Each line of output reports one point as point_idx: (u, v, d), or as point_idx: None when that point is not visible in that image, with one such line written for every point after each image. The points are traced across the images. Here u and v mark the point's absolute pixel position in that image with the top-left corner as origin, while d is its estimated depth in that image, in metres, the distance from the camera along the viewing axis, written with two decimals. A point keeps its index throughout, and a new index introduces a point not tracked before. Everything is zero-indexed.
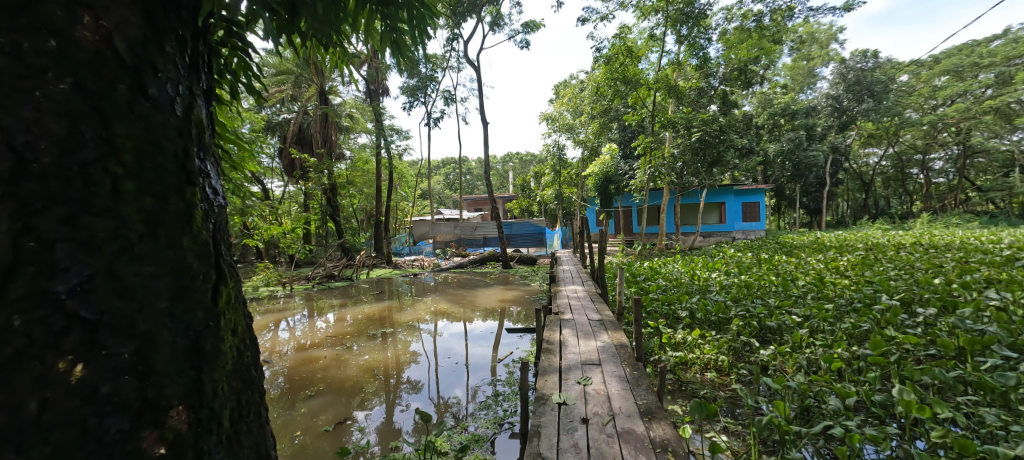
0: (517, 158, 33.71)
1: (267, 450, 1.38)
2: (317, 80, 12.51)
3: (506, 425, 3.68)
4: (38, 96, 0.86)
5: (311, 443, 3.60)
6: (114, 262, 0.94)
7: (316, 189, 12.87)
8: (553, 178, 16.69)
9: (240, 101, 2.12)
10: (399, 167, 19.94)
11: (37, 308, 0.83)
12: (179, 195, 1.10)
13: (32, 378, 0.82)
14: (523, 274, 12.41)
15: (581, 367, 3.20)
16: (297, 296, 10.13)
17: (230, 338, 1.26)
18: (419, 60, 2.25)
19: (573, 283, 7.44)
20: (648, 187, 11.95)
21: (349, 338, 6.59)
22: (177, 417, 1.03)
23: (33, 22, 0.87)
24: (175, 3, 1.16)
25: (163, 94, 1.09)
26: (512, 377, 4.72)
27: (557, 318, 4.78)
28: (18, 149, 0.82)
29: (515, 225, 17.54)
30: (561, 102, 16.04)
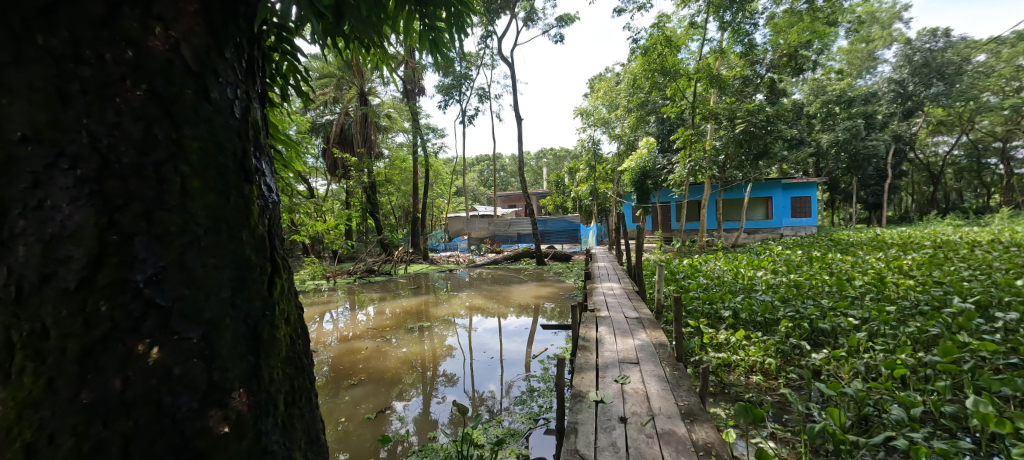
0: (550, 154, 33.45)
1: (318, 436, 1.38)
2: (357, 82, 12.89)
3: (542, 420, 3.63)
4: (119, 103, 0.92)
5: (354, 430, 3.69)
6: (184, 254, 0.97)
7: (356, 187, 13.40)
8: (588, 173, 16.43)
9: (291, 103, 2.16)
10: (435, 164, 20.24)
11: (120, 295, 0.90)
12: (239, 193, 1.12)
13: (116, 359, 0.89)
14: (557, 271, 12.32)
15: (624, 365, 3.11)
16: (340, 290, 10.51)
17: (285, 325, 1.26)
18: (454, 58, 2.23)
19: (610, 280, 7.27)
20: (689, 181, 11.54)
21: (388, 331, 6.74)
22: (239, 400, 1.04)
23: (113, 33, 0.92)
24: (234, 10, 1.19)
25: (224, 98, 1.12)
26: (547, 373, 4.66)
27: (593, 315, 4.67)
28: (102, 151, 0.90)
29: (549, 222, 17.88)
30: (596, 96, 15.72)
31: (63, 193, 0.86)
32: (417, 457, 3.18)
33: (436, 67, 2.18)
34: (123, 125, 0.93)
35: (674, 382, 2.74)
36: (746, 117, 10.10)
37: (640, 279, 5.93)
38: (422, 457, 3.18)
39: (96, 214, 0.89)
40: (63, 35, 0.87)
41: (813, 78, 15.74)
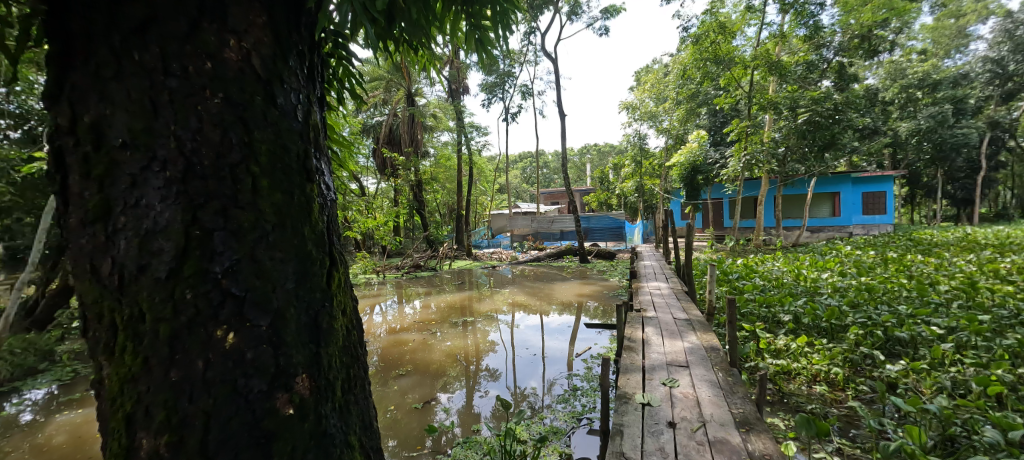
0: (594, 149, 32.87)
1: (371, 422, 1.45)
2: (405, 83, 13.31)
3: (586, 420, 3.60)
4: (201, 111, 1.02)
5: (402, 418, 3.84)
6: (255, 248, 1.06)
7: (403, 185, 13.90)
8: (635, 169, 15.96)
9: (346, 107, 2.28)
10: (479, 162, 20.50)
11: (201, 284, 0.99)
12: (301, 191, 1.20)
13: (199, 342, 0.99)
14: (601, 269, 12.10)
15: (673, 368, 3.02)
16: (388, 284, 10.95)
17: (342, 316, 1.34)
18: (498, 57, 2.24)
19: (657, 279, 7.04)
20: (744, 177, 10.91)
21: (433, 324, 6.94)
22: (301, 384, 1.11)
23: (194, 47, 1.02)
24: (297, 20, 1.27)
25: (288, 103, 1.20)
26: (590, 373, 4.61)
27: (640, 315, 4.55)
28: (187, 155, 1.00)
29: (593, 219, 17.65)
30: (643, 89, 14.82)
31: (155, 193, 0.97)
32: (462, 449, 3.25)
33: (479, 68, 2.21)
34: (204, 131, 1.02)
35: (728, 389, 2.62)
36: (810, 106, 9.37)
37: (690, 279, 5.71)
38: (466, 449, 3.24)
39: (183, 211, 0.98)
40: (155, 51, 0.98)
41: (890, 61, 14.30)
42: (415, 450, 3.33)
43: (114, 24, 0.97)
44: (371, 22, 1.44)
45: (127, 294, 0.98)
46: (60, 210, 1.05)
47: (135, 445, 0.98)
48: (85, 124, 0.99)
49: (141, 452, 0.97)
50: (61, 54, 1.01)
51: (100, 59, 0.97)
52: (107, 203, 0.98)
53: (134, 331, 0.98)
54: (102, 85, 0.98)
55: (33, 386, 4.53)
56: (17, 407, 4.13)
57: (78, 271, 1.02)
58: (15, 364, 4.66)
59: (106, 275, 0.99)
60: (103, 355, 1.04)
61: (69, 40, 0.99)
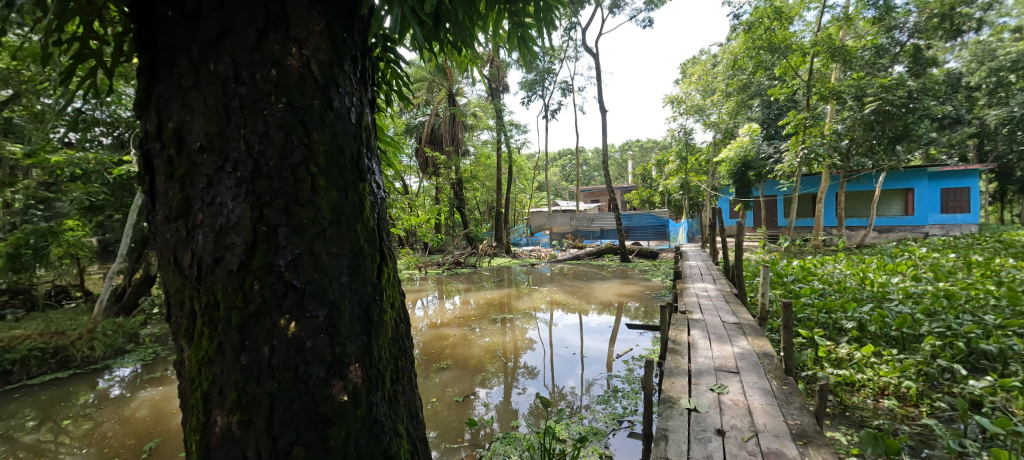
0: (637, 146, 32.02)
1: (418, 412, 1.50)
2: (446, 84, 13.58)
3: (627, 422, 3.53)
4: (266, 116, 1.09)
5: (442, 411, 3.94)
6: (314, 244, 1.13)
7: (445, 183, 14.21)
8: (679, 165, 15.40)
9: (392, 108, 2.36)
10: (518, 160, 20.55)
11: (267, 277, 1.07)
12: (355, 190, 1.26)
13: (265, 330, 1.06)
14: (643, 269, 11.79)
15: (722, 374, 2.89)
16: (429, 280, 11.25)
17: (391, 309, 1.40)
18: (539, 54, 2.24)
19: (704, 280, 6.76)
20: (800, 173, 10.18)
21: (473, 320, 7.06)
22: (354, 373, 1.17)
23: (262, 56, 1.10)
24: (351, 28, 1.33)
25: (343, 106, 1.26)
26: (631, 375, 4.51)
27: (685, 317, 4.40)
28: (256, 157, 1.08)
29: (634, 217, 17.26)
30: (690, 81, 14.24)
31: (229, 191, 1.06)
32: (501, 444, 3.29)
33: (520, 65, 2.22)
34: (269, 134, 1.09)
35: (783, 398, 2.48)
36: (879, 94, 8.66)
37: (740, 281, 5.43)
38: (505, 444, 3.28)
39: (251, 209, 1.07)
40: (227, 61, 1.07)
41: (976, 41, 12.89)
42: (455, 442, 3.41)
43: (194, 38, 1.07)
44: (419, 25, 1.49)
45: (204, 283, 1.08)
46: (149, 208, 1.18)
47: (210, 421, 1.08)
48: (169, 131, 1.09)
49: (216, 427, 1.07)
50: (149, 66, 1.12)
51: (182, 70, 1.07)
52: (187, 201, 1.08)
53: (210, 317, 1.08)
54: (183, 94, 1.08)
55: (122, 364, 5.07)
56: (108, 382, 4.64)
57: (163, 262, 1.14)
58: (108, 344, 5.24)
59: (186, 267, 1.10)
60: (183, 338, 1.15)
61: (156, 53, 1.10)
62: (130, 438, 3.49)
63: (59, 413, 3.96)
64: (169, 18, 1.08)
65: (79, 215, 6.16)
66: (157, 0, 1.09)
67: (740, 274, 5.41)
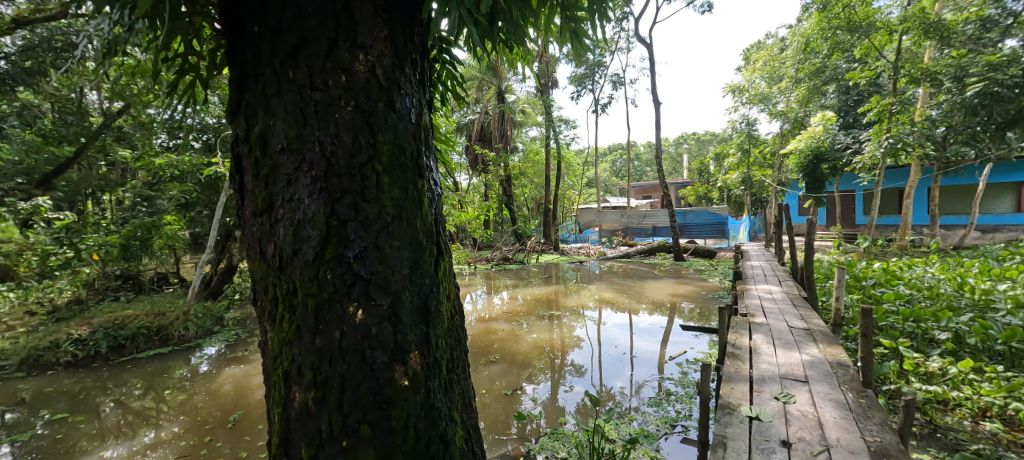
0: (693, 139, 30.56)
1: (471, 401, 1.56)
2: (497, 81, 13.74)
3: (680, 427, 3.42)
4: (337, 119, 1.18)
5: (491, 403, 4.03)
6: (378, 237, 1.21)
7: (494, 180, 14.41)
8: (740, 159, 14.52)
9: (446, 108, 2.44)
10: (567, 156, 20.34)
11: (338, 266, 1.16)
12: (415, 187, 1.33)
13: (336, 316, 1.16)
14: (698, 268, 11.28)
15: (787, 382, 2.72)
16: (479, 275, 11.48)
17: (447, 301, 1.46)
18: (590, 47, 2.20)
19: (768, 282, 6.35)
20: (884, 164, 9.30)
21: (521, 316, 7.13)
22: (414, 360, 1.24)
23: (333, 64, 1.19)
24: (411, 31, 1.40)
25: (404, 108, 1.33)
26: (685, 378, 4.35)
27: (746, 321, 4.17)
28: (328, 156, 1.17)
29: (689, 214, 16.56)
30: (753, 68, 13.44)
31: (305, 189, 1.17)
32: (549, 439, 3.32)
33: (571, 59, 2.20)
34: (340, 135, 1.19)
35: (859, 412, 2.30)
36: (985, 74, 7.25)
37: (810, 284, 5.03)
38: (553, 440, 3.30)
39: (324, 205, 1.17)
40: (304, 70, 1.17)
41: None
42: (503, 435, 3.48)
43: (276, 50, 1.18)
44: (474, 25, 1.53)
45: (285, 272, 1.19)
46: (238, 204, 1.32)
47: (290, 397, 1.19)
48: (255, 135, 1.22)
49: (295, 403, 1.18)
50: (238, 76, 1.25)
51: (266, 80, 1.20)
52: (270, 198, 1.20)
53: (289, 302, 1.19)
54: (267, 101, 1.20)
55: (210, 343, 5.67)
56: (199, 359, 5.21)
57: (251, 252, 1.27)
58: (199, 325, 5.87)
59: (270, 257, 1.22)
60: (267, 322, 1.27)
61: (245, 65, 1.23)
62: (217, 409, 3.91)
63: (161, 383, 4.51)
64: (255, 33, 1.20)
65: (175, 211, 6.94)
66: (244, 17, 1.21)
67: (809, 275, 5.03)
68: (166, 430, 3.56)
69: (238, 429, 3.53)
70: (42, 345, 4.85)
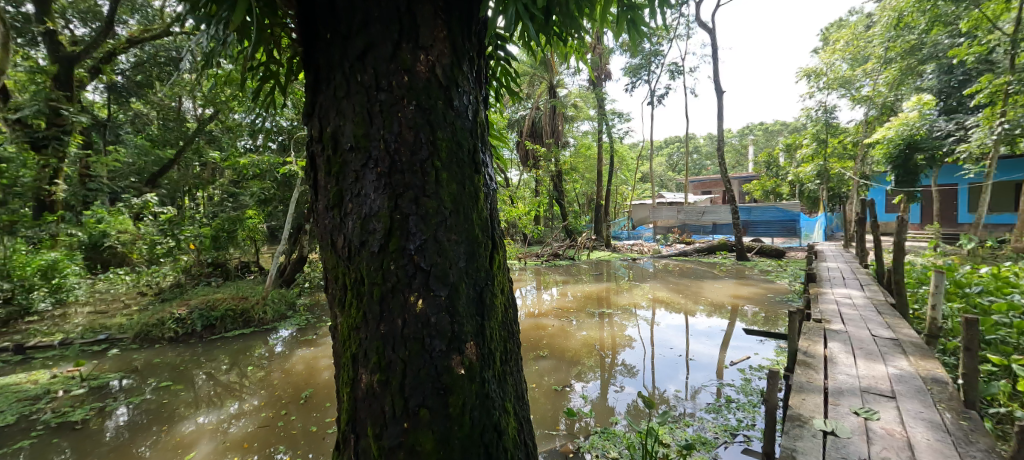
0: (760, 129, 28.54)
1: (524, 393, 1.59)
2: (548, 76, 13.68)
3: (742, 437, 3.24)
4: (401, 118, 1.25)
5: (540, 398, 4.08)
6: (437, 231, 1.26)
7: (544, 176, 14.42)
8: (816, 149, 13.35)
9: (500, 104, 2.48)
10: (621, 150, 19.84)
11: (400, 258, 1.23)
12: (471, 181, 1.37)
13: (399, 304, 1.23)
14: (764, 269, 10.57)
15: (870, 397, 2.49)
16: (529, 271, 11.55)
17: (501, 294, 1.50)
18: (648, 36, 2.12)
19: (847, 286, 5.81)
20: (997, 153, 8.07)
21: (570, 312, 7.10)
22: (470, 349, 1.28)
23: (396, 65, 1.25)
24: (469, 29, 1.44)
25: (463, 105, 1.38)
26: (747, 385, 4.12)
27: (820, 327, 3.86)
28: (392, 154, 1.25)
29: (755, 210, 15.60)
30: (833, 50, 12.26)
31: (372, 185, 1.25)
32: (600, 438, 3.29)
33: (627, 49, 2.13)
34: (403, 133, 1.25)
35: (960, 435, 2.06)
36: None
37: (900, 290, 4.54)
38: (604, 439, 3.26)
39: (388, 201, 1.24)
40: (370, 72, 1.25)
41: None
42: (552, 430, 3.51)
43: (346, 54, 1.27)
44: (530, 21, 1.54)
45: (353, 262, 1.28)
46: (312, 199, 1.44)
47: (357, 378, 1.29)
48: (327, 134, 1.32)
49: (361, 384, 1.27)
50: (313, 81, 1.36)
51: (337, 83, 1.29)
52: (340, 193, 1.29)
53: (357, 290, 1.28)
54: (338, 103, 1.29)
55: (284, 326, 6.19)
56: (275, 340, 5.72)
57: (324, 243, 1.38)
58: (275, 310, 6.44)
59: (340, 247, 1.32)
60: (337, 307, 1.38)
61: (318, 69, 1.33)
62: (290, 386, 4.27)
63: (244, 360, 5.01)
64: (328, 39, 1.30)
65: (256, 206, 7.65)
66: (318, 25, 1.32)
67: (898, 279, 4.53)
68: (249, 402, 3.96)
69: (309, 405, 3.85)
70: (151, 322, 5.57)
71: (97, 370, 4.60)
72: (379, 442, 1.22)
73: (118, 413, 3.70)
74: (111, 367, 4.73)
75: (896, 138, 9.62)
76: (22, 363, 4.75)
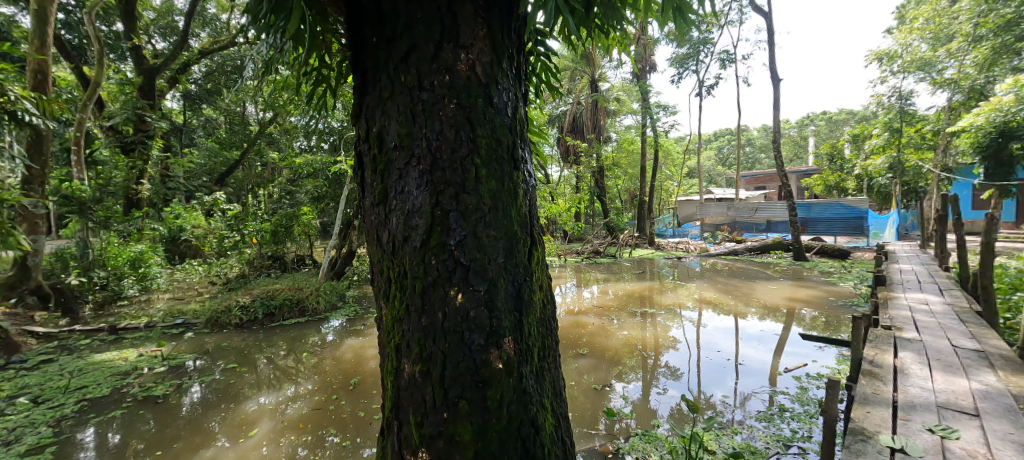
0: (823, 119, 26.62)
1: (562, 391, 1.62)
2: (590, 71, 13.55)
3: (796, 449, 3.09)
4: (442, 117, 1.31)
5: (579, 397, 4.09)
6: (477, 227, 1.32)
7: (586, 172, 14.29)
8: (887, 140, 12.51)
9: (541, 99, 2.50)
10: (666, 144, 19.28)
11: (441, 252, 1.30)
12: (510, 177, 1.42)
13: (440, 298, 1.30)
14: (825, 270, 9.92)
15: (948, 414, 2.30)
16: (570, 268, 11.52)
17: (540, 290, 1.54)
18: (697, 24, 2.04)
19: (924, 291, 5.32)
20: None
21: (611, 311, 7.03)
22: (508, 344, 1.33)
23: (438, 65, 1.32)
24: (508, 27, 1.47)
25: (502, 103, 1.43)
26: (803, 395, 3.91)
27: (887, 335, 3.58)
28: (433, 152, 1.31)
29: (814, 208, 14.65)
30: (911, 29, 11.43)
31: (414, 181, 1.33)
32: (640, 440, 3.25)
33: (674, 37, 2.06)
34: (444, 131, 1.31)
35: None
36: None
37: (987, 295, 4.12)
38: (645, 442, 3.22)
39: (430, 197, 1.31)
40: (412, 73, 1.32)
41: None
42: (591, 429, 3.52)
43: (391, 55, 1.35)
44: (570, 14, 1.54)
45: (397, 256, 1.36)
46: (360, 196, 1.54)
47: (400, 367, 1.37)
48: (374, 134, 1.41)
49: (404, 373, 1.35)
50: (360, 83, 1.46)
51: (382, 85, 1.37)
52: (385, 190, 1.38)
53: (401, 283, 1.36)
54: (383, 103, 1.37)
55: (335, 317, 6.56)
56: (327, 329, 6.07)
57: (370, 238, 1.48)
58: (327, 300, 6.83)
59: (386, 242, 1.41)
60: (382, 299, 1.47)
61: (365, 72, 1.43)
62: (341, 373, 4.53)
63: (300, 347, 5.36)
64: (374, 43, 1.39)
65: (310, 203, 8.11)
66: (365, 30, 1.41)
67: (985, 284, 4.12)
68: (304, 386, 4.24)
69: (357, 391, 4.07)
70: (219, 308, 6.06)
71: (175, 351, 5.10)
72: (420, 429, 1.30)
73: (192, 391, 4.09)
74: (187, 349, 5.22)
75: (987, 125, 8.02)
76: (114, 342, 5.33)
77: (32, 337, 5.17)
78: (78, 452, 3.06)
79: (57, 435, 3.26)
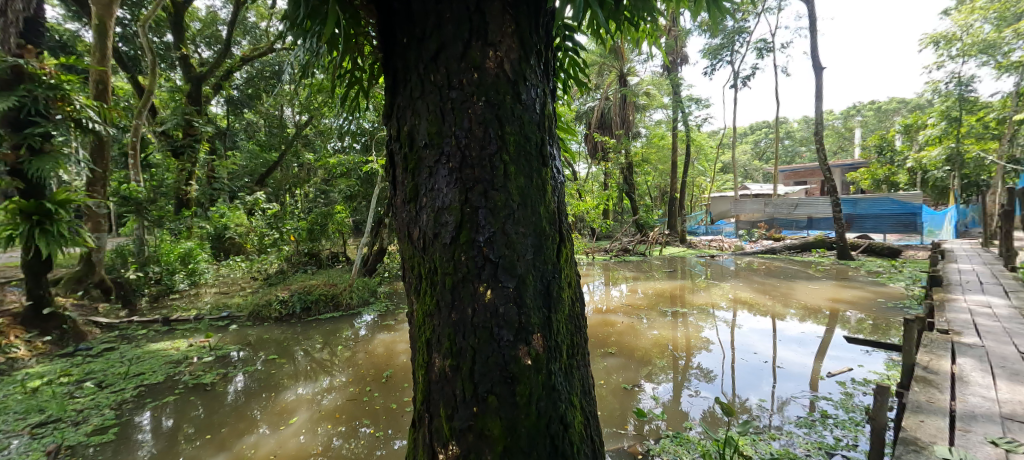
0: (871, 109, 25.08)
1: (590, 389, 1.62)
2: (619, 65, 13.31)
3: (840, 457, 2.94)
4: (470, 114, 1.34)
5: (607, 396, 4.06)
6: (505, 223, 1.34)
7: (614, 168, 14.09)
8: (944, 130, 11.70)
9: (569, 95, 2.48)
10: (698, 138, 18.70)
11: (470, 248, 1.33)
12: (538, 174, 1.43)
13: (470, 294, 1.33)
14: (873, 269, 9.38)
15: (1013, 426, 2.13)
16: (598, 266, 11.40)
17: (568, 287, 1.54)
18: (732, 11, 1.97)
19: (986, 293, 4.95)
20: None
21: (641, 310, 6.92)
22: (536, 341, 1.34)
23: (467, 64, 1.34)
24: (535, 22, 1.48)
25: (531, 99, 1.44)
26: (848, 402, 3.72)
27: (945, 340, 3.36)
28: (462, 149, 1.34)
29: (861, 203, 13.91)
30: (972, 9, 10.60)
31: (443, 179, 1.36)
32: (671, 442, 3.19)
33: (708, 27, 2.00)
34: (472, 129, 1.34)
35: None
36: None
37: None
38: (676, 444, 3.16)
39: (459, 194, 1.34)
40: (442, 72, 1.35)
41: None
42: (620, 429, 3.50)
43: (421, 56, 1.38)
44: (599, 7, 1.52)
45: (428, 253, 1.40)
46: (391, 194, 1.59)
47: (431, 361, 1.41)
48: (404, 133, 1.45)
49: (435, 367, 1.39)
50: (392, 83, 1.51)
51: (413, 84, 1.41)
52: (416, 188, 1.42)
53: (431, 279, 1.40)
54: (413, 103, 1.41)
55: (367, 312, 6.77)
56: (360, 324, 6.28)
57: (402, 235, 1.53)
58: (360, 296, 7.05)
59: (417, 238, 1.44)
60: (413, 295, 1.51)
61: (396, 73, 1.48)
62: (373, 366, 4.68)
63: (334, 341, 5.57)
64: (405, 44, 1.43)
65: (343, 202, 8.38)
66: (396, 31, 1.46)
67: None
68: (340, 378, 4.41)
69: (390, 384, 4.21)
70: (261, 303, 6.37)
71: (221, 342, 5.39)
72: (450, 423, 1.33)
73: (237, 380, 4.32)
74: (232, 340, 5.51)
75: None
76: (167, 333, 5.70)
77: (96, 326, 5.57)
78: (137, 434, 3.29)
79: (119, 417, 3.52)
